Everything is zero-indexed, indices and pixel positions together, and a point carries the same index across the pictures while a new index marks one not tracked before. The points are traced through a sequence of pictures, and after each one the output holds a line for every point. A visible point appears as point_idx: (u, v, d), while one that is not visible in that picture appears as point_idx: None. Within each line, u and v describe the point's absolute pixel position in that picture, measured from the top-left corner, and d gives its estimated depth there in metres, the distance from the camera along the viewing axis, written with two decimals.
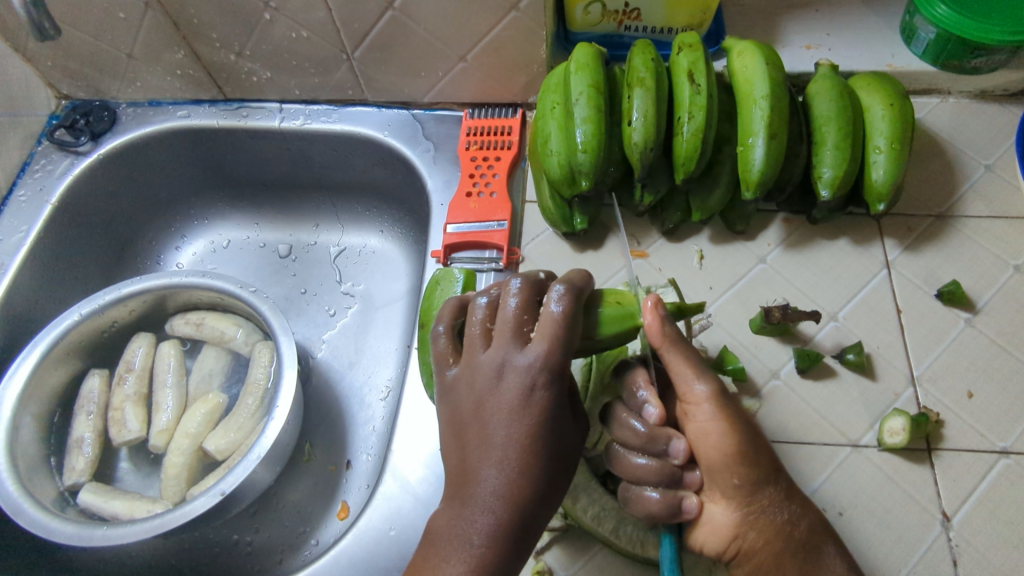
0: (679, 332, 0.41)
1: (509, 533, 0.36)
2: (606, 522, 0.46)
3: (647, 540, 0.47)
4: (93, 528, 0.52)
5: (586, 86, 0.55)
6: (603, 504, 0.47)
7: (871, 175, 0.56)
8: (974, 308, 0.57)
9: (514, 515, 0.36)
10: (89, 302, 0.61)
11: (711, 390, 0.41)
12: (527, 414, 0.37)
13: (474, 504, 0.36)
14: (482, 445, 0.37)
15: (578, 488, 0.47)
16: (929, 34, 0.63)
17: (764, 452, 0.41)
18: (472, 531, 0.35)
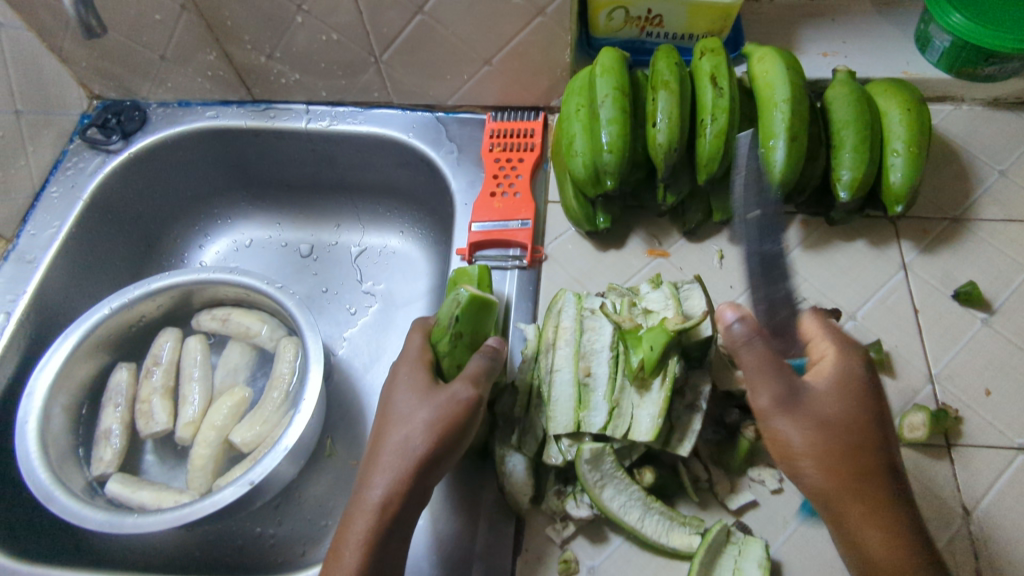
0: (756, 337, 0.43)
1: (401, 490, 0.44)
2: (631, 512, 0.47)
3: (670, 529, 0.48)
4: (123, 516, 0.52)
5: (611, 89, 0.56)
6: (630, 494, 0.48)
7: (889, 178, 0.57)
8: (990, 308, 0.58)
9: (398, 480, 0.44)
10: (119, 296, 0.63)
11: (774, 405, 0.43)
12: (416, 398, 0.46)
13: (373, 474, 0.45)
14: (383, 429, 0.46)
15: (608, 477, 0.47)
16: (944, 42, 0.64)
17: (846, 456, 0.42)
18: (368, 502, 0.44)
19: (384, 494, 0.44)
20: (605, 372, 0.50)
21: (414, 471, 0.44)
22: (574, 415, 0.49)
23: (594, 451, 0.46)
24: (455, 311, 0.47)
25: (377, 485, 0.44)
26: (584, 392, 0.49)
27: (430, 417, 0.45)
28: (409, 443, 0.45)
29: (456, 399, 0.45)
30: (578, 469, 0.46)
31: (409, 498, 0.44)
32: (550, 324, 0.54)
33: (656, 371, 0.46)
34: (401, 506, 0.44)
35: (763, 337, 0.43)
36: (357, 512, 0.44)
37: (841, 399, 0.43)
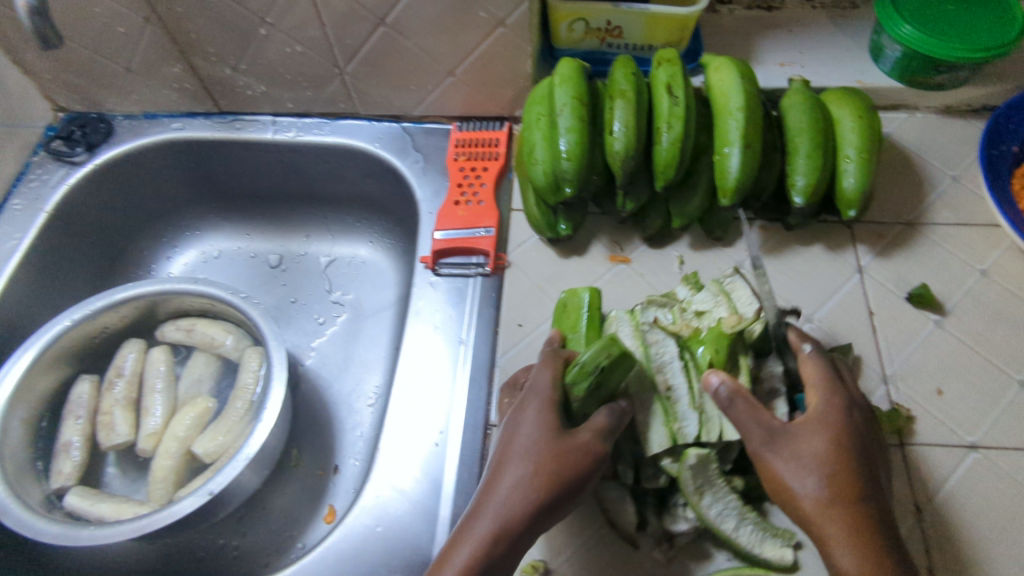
0: (736, 393, 0.44)
1: (510, 530, 0.41)
2: (727, 521, 0.46)
3: (763, 540, 0.47)
4: (80, 528, 0.52)
5: (569, 98, 0.57)
6: (726, 503, 0.46)
7: (842, 183, 0.58)
8: (943, 310, 0.59)
9: (513, 520, 0.41)
10: (81, 308, 0.62)
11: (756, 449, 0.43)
12: (540, 442, 0.43)
13: (478, 515, 0.42)
14: (500, 469, 0.43)
15: (705, 485, 0.46)
16: (896, 52, 0.66)
17: (832, 502, 0.41)
18: (474, 532, 0.41)
19: (486, 537, 0.41)
20: (684, 382, 0.48)
21: (524, 518, 0.41)
22: (668, 431, 0.47)
23: (699, 458, 0.45)
24: (603, 361, 0.45)
25: (482, 527, 0.41)
26: (669, 405, 0.48)
27: (555, 464, 0.42)
28: (527, 488, 0.42)
29: (581, 449, 0.43)
30: (680, 478, 0.45)
31: (511, 544, 0.41)
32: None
33: (728, 369, 0.48)
34: (499, 553, 0.41)
35: (749, 395, 0.44)
36: (454, 552, 0.41)
37: (830, 439, 0.43)
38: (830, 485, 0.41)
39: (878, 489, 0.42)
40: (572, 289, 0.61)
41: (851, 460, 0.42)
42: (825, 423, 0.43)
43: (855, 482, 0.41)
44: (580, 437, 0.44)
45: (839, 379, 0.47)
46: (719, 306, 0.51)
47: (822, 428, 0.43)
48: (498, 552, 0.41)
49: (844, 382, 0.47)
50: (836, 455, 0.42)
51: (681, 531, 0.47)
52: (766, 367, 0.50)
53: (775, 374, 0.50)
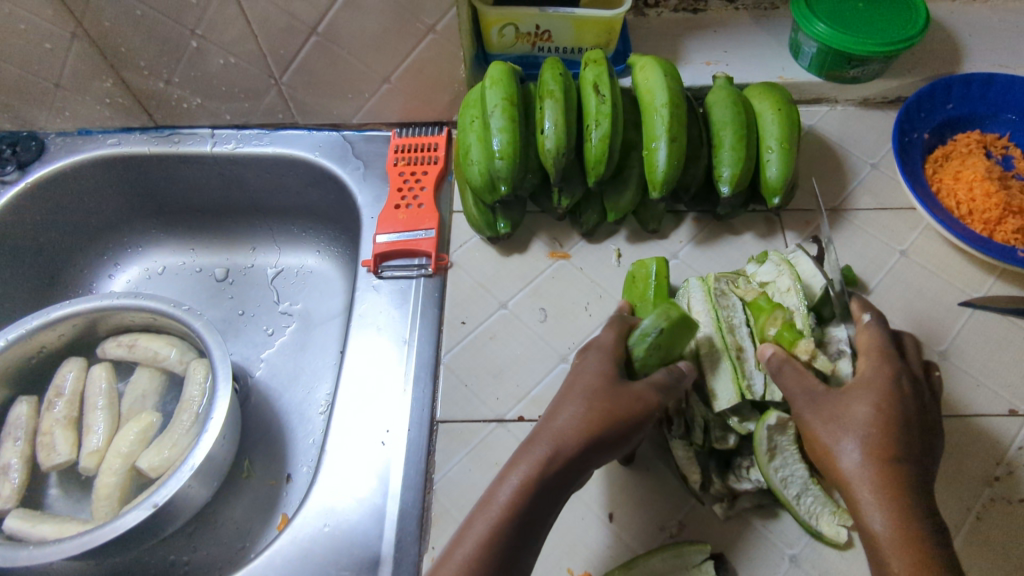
0: (780, 362, 0.46)
1: (561, 462, 0.42)
2: (791, 488, 0.48)
3: (821, 514, 0.49)
4: (18, 549, 0.51)
5: (500, 99, 0.59)
6: (794, 470, 0.48)
7: (766, 173, 0.61)
8: (866, 289, 0.62)
9: (564, 455, 0.42)
10: (16, 327, 0.61)
11: (799, 410, 0.44)
12: (607, 388, 0.44)
13: (537, 448, 0.42)
14: (563, 411, 0.44)
15: (779, 447, 0.48)
16: (812, 48, 0.69)
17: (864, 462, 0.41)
18: (524, 462, 0.42)
19: (541, 464, 0.41)
20: (751, 343, 0.51)
21: (582, 450, 0.42)
22: (736, 387, 0.48)
23: (779, 419, 0.47)
24: (662, 325, 0.46)
25: (540, 455, 0.42)
26: (738, 363, 0.49)
27: (617, 406, 0.43)
28: (590, 424, 0.43)
29: (642, 394, 0.44)
30: (758, 435, 0.47)
31: (566, 474, 0.42)
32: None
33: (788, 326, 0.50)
34: (552, 482, 0.41)
35: (798, 364, 0.46)
36: (505, 476, 0.42)
37: (876, 405, 0.42)
38: (870, 451, 0.41)
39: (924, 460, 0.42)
40: (513, 285, 0.62)
41: (896, 427, 0.42)
42: (875, 386, 0.43)
43: (898, 448, 0.41)
44: (637, 385, 0.45)
45: (897, 350, 0.46)
46: (785, 276, 0.53)
47: (872, 394, 0.43)
48: (549, 481, 0.41)
49: (904, 354, 0.47)
50: (881, 420, 0.42)
51: (745, 491, 0.49)
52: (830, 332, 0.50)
53: (840, 340, 0.50)
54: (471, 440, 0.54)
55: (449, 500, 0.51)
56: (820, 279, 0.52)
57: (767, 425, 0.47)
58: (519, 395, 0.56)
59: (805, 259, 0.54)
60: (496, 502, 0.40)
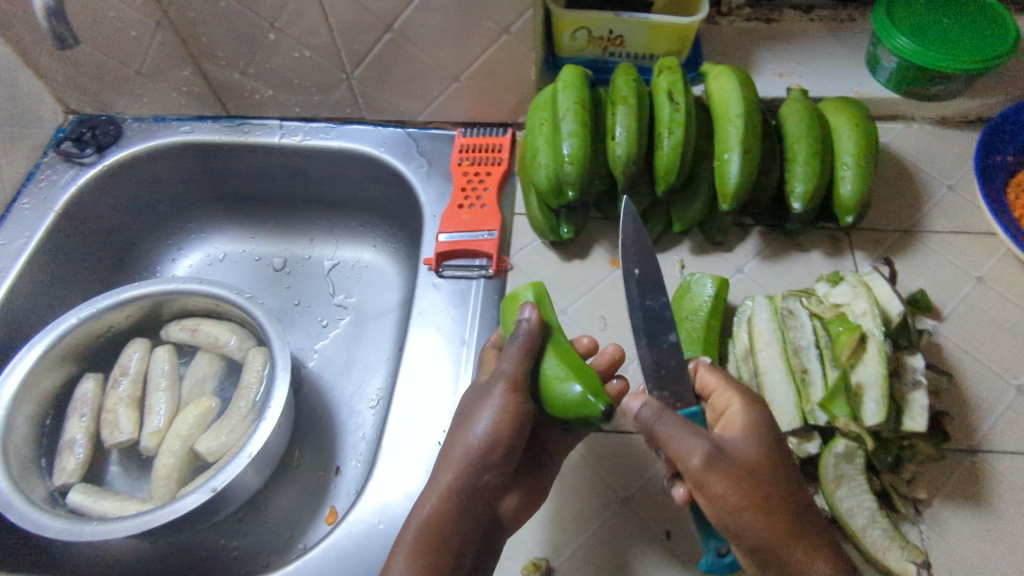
0: (659, 411, 0.42)
1: (451, 499, 0.45)
2: (858, 518, 0.46)
3: (890, 549, 0.46)
4: (84, 524, 0.52)
5: (572, 103, 0.58)
6: (862, 498, 0.46)
7: (840, 190, 0.59)
8: (940, 315, 0.59)
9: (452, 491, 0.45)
10: (88, 306, 0.63)
11: (699, 466, 0.40)
12: (474, 406, 0.48)
13: (431, 485, 0.46)
14: (450, 444, 0.47)
15: (844, 478, 0.46)
16: (891, 64, 0.67)
17: (761, 506, 0.40)
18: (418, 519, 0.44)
19: (440, 503, 0.44)
20: (819, 367, 0.49)
21: (471, 473, 0.45)
22: (798, 411, 0.48)
23: (848, 447, 0.46)
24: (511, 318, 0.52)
25: (435, 497, 0.45)
26: (802, 387, 0.49)
27: (490, 417, 0.46)
28: (468, 449, 0.46)
29: (507, 392, 0.47)
30: (823, 463, 0.46)
31: (466, 499, 0.45)
32: (742, 331, 0.53)
33: (858, 351, 0.48)
34: (456, 516, 0.44)
35: (671, 410, 0.42)
36: (410, 523, 0.45)
37: (755, 449, 0.42)
38: (765, 492, 0.40)
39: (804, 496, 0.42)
40: (573, 291, 0.62)
41: (778, 476, 0.41)
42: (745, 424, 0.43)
43: (781, 494, 0.41)
44: (494, 381, 0.47)
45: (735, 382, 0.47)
46: (860, 299, 0.50)
47: (750, 441, 0.42)
48: (452, 509, 0.45)
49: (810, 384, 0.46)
50: (762, 475, 0.41)
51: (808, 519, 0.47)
52: (907, 359, 0.48)
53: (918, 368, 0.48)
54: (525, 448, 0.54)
55: None
56: (897, 304, 0.50)
57: (833, 452, 0.46)
58: None
59: (880, 281, 0.52)
60: (405, 552, 0.43)
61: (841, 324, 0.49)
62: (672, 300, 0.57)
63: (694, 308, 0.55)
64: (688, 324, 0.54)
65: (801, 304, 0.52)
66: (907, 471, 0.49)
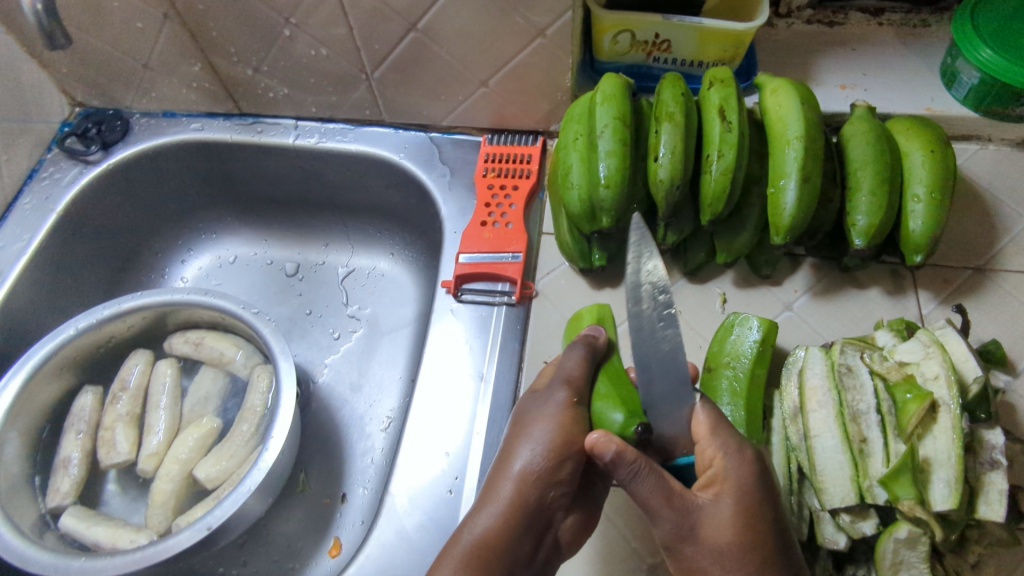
0: (631, 468, 0.37)
1: (513, 517, 0.41)
2: None
3: None
4: (71, 559, 0.49)
5: (611, 119, 0.52)
6: None
7: (908, 225, 0.53)
8: (1014, 370, 0.53)
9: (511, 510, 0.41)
10: (87, 316, 0.60)
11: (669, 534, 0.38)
12: (531, 413, 0.45)
13: (488, 496, 0.42)
14: (504, 456, 0.43)
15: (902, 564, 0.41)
16: (972, 79, 0.60)
17: None
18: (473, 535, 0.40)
19: (499, 517, 0.40)
20: (881, 437, 0.44)
21: (534, 487, 0.42)
22: (854, 486, 0.42)
23: (912, 533, 0.40)
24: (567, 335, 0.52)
25: (494, 511, 0.41)
26: (860, 458, 0.43)
27: (552, 429, 0.43)
28: (529, 460, 0.42)
29: (568, 402, 0.44)
30: (881, 548, 0.41)
31: (528, 515, 0.41)
32: (792, 385, 0.48)
33: (929, 421, 0.43)
34: (514, 533, 0.41)
35: (634, 457, 0.37)
36: (461, 536, 0.41)
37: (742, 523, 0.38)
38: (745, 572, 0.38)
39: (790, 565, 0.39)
40: None
41: (758, 553, 0.38)
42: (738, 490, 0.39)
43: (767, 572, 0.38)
44: (555, 387, 0.45)
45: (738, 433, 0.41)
46: (933, 360, 0.45)
47: (729, 515, 0.38)
48: (511, 526, 0.41)
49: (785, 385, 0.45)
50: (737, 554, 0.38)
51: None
52: (982, 433, 0.43)
53: (996, 444, 0.42)
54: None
55: None
56: (975, 367, 0.44)
57: (893, 537, 0.41)
58: None
59: (955, 338, 0.46)
60: (453, 564, 0.39)
61: (909, 390, 0.43)
62: (711, 342, 0.52)
63: (738, 355, 0.49)
64: (729, 373, 0.49)
65: (862, 359, 0.47)
66: (971, 552, 0.43)
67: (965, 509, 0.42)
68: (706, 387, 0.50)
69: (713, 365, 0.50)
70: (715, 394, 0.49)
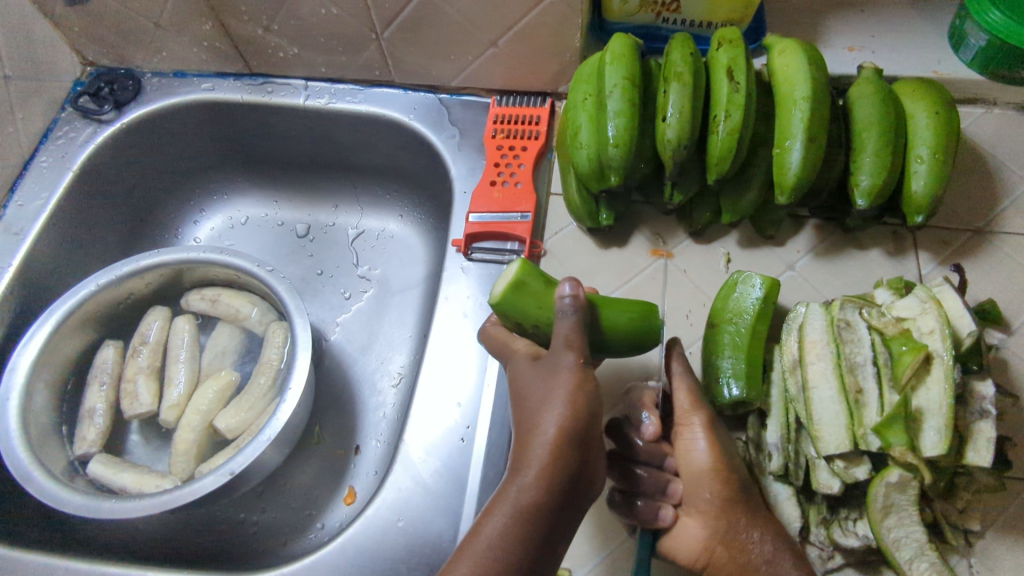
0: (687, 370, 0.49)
1: (556, 477, 0.39)
2: (904, 549, 0.43)
3: None
4: (102, 501, 0.51)
5: (620, 78, 0.52)
6: (910, 530, 0.43)
7: (910, 186, 0.54)
8: (1008, 328, 0.54)
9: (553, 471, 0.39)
10: (106, 273, 0.61)
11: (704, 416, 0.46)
12: (549, 381, 0.42)
13: (525, 455, 0.40)
14: (531, 415, 0.42)
15: (892, 506, 0.43)
16: (979, 41, 0.60)
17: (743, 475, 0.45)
18: (517, 499, 0.39)
19: (540, 481, 0.39)
20: (876, 388, 0.45)
21: (571, 446, 0.40)
22: (848, 433, 0.45)
23: (903, 477, 0.42)
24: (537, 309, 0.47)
25: (533, 474, 0.39)
26: (855, 408, 0.45)
27: (574, 391, 0.41)
28: (560, 423, 0.40)
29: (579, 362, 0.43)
30: (872, 492, 0.43)
31: (567, 471, 0.40)
32: (792, 339, 0.49)
33: (922, 372, 0.44)
34: (557, 492, 0.39)
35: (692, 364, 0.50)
36: (504, 498, 0.39)
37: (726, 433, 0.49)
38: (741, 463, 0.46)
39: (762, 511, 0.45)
40: (608, 283, 0.59)
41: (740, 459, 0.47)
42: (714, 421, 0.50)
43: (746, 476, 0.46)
44: (557, 351, 0.43)
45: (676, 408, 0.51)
46: (929, 315, 0.46)
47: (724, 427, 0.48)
48: (553, 485, 0.39)
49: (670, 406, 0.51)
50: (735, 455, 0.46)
51: (850, 548, 0.45)
52: (974, 385, 0.45)
53: (986, 395, 0.44)
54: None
55: None
56: (970, 322, 0.46)
57: (884, 481, 0.43)
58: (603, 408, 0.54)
59: (952, 294, 0.48)
60: (501, 526, 0.38)
61: (905, 342, 0.45)
62: (715, 299, 0.53)
63: (740, 311, 0.51)
64: (732, 329, 0.50)
65: (861, 315, 0.48)
66: (960, 499, 0.46)
67: (953, 456, 0.44)
68: (709, 342, 0.51)
69: (717, 321, 0.51)
70: (718, 348, 0.50)
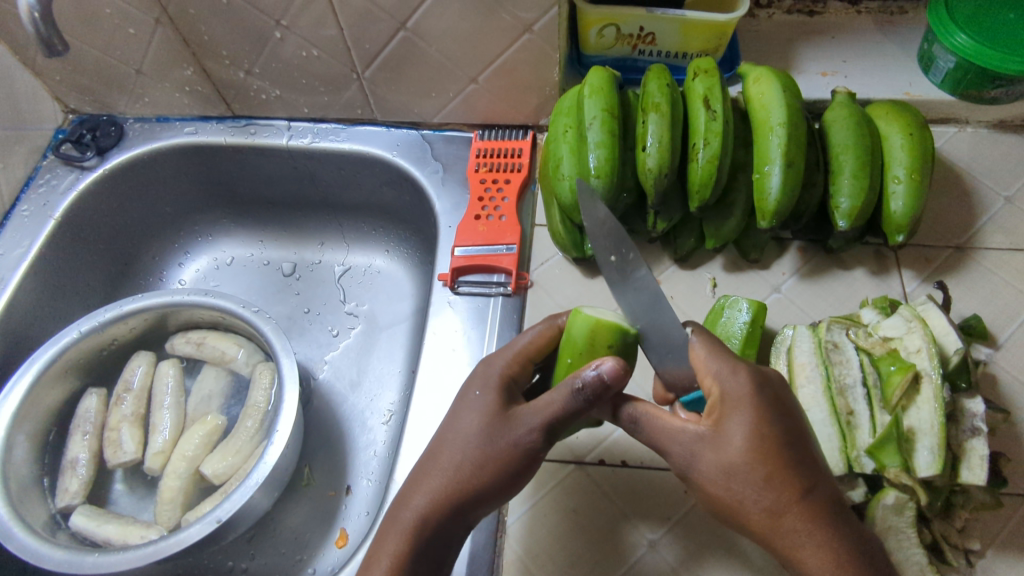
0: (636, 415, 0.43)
1: (433, 528, 0.42)
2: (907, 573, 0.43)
3: None
4: (84, 555, 0.50)
5: (599, 111, 0.53)
6: (911, 553, 0.43)
7: (890, 206, 0.54)
8: (995, 343, 0.54)
9: (431, 515, 0.42)
10: (89, 320, 0.60)
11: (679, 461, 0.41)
12: (469, 444, 0.43)
13: (412, 496, 0.43)
14: (436, 460, 0.44)
15: (892, 528, 0.43)
16: (948, 63, 0.61)
17: (773, 505, 0.39)
18: (397, 539, 0.42)
19: (416, 524, 0.42)
20: (867, 409, 0.45)
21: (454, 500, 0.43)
22: (842, 456, 0.44)
23: (899, 499, 0.42)
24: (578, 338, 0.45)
25: (413, 514, 0.42)
26: (848, 430, 0.45)
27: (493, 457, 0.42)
28: (455, 475, 0.43)
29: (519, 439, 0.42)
30: (870, 514, 0.43)
31: (446, 522, 0.43)
32: (781, 363, 0.49)
33: (912, 391, 0.45)
34: (429, 539, 0.42)
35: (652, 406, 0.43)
36: (390, 536, 0.42)
37: (753, 441, 0.39)
38: (769, 489, 0.39)
39: (824, 508, 0.39)
40: None
41: (775, 475, 0.39)
42: (741, 415, 0.39)
43: (789, 488, 0.39)
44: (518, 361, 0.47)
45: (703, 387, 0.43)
46: (914, 333, 0.47)
47: (737, 443, 0.39)
48: (426, 534, 0.42)
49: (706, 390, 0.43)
50: (750, 487, 0.39)
51: None
52: (963, 402, 0.45)
53: (976, 411, 0.44)
54: (534, 489, 0.51)
55: (521, 545, 0.49)
56: (956, 339, 0.46)
57: (881, 503, 0.42)
58: (597, 438, 0.53)
59: (935, 313, 0.48)
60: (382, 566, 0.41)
61: (892, 363, 0.45)
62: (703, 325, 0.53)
63: (728, 337, 0.51)
64: None
65: (848, 336, 0.49)
66: (958, 518, 0.45)
67: (948, 475, 0.43)
68: None
69: None
70: None
